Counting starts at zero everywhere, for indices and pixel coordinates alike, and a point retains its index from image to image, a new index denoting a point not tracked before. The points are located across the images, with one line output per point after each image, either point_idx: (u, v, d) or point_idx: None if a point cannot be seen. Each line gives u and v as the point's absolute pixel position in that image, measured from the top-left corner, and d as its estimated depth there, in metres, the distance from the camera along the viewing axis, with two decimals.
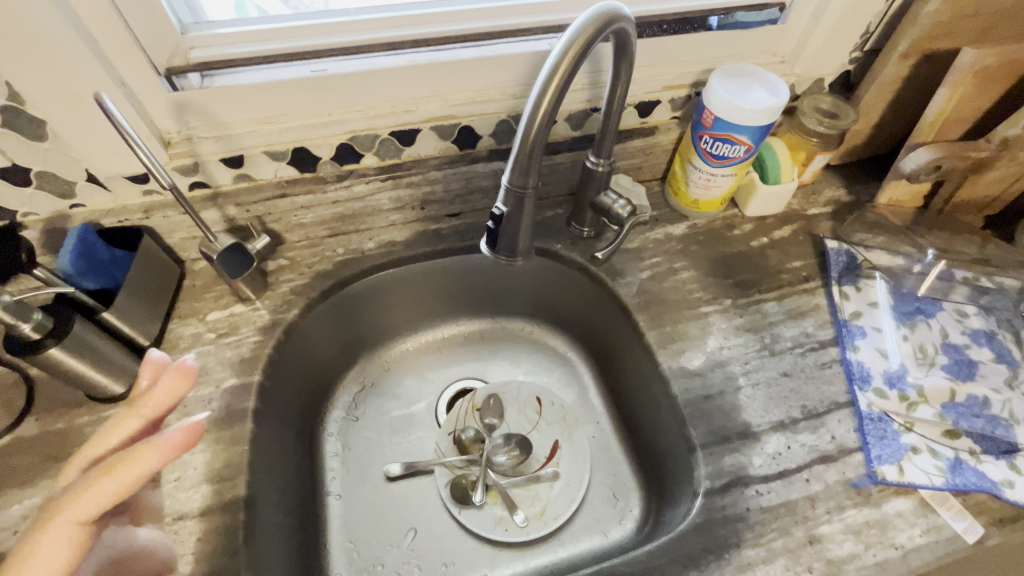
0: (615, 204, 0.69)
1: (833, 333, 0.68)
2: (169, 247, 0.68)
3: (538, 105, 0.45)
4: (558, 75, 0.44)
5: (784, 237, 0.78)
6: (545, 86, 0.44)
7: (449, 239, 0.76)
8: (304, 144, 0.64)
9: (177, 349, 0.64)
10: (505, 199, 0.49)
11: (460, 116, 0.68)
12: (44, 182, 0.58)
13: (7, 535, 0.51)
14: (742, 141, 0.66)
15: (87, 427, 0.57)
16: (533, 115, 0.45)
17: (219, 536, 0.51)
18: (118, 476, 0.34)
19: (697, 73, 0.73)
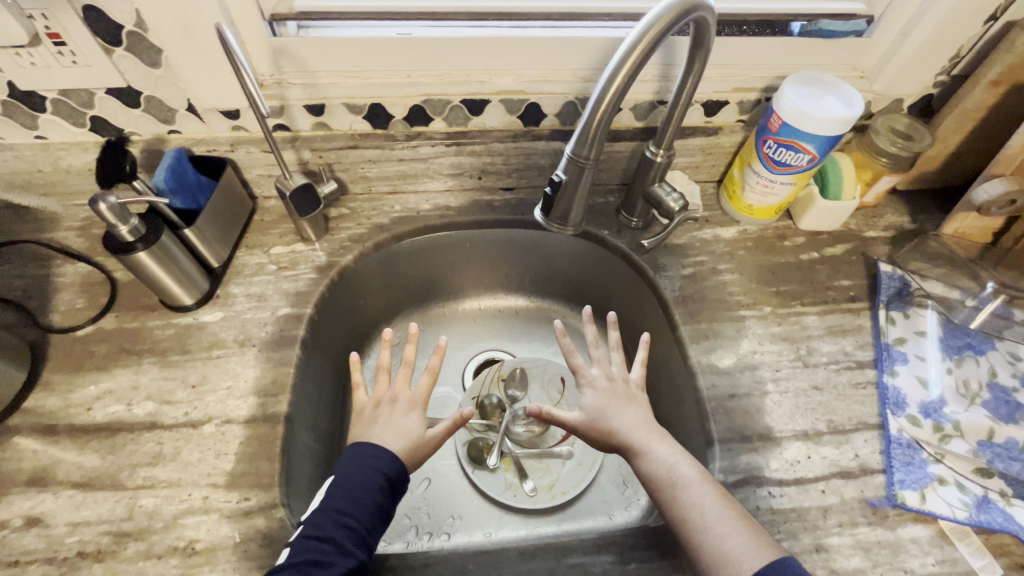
0: (668, 196, 0.70)
1: (873, 355, 0.67)
2: (247, 182, 0.74)
3: (611, 81, 0.46)
4: (635, 54, 0.46)
5: (836, 254, 0.77)
6: (620, 64, 0.46)
7: (501, 211, 0.79)
8: (380, 101, 0.68)
9: (242, 275, 0.69)
10: (566, 167, 0.51)
11: (529, 93, 0.70)
12: (152, 106, 0.64)
13: (81, 410, 0.57)
14: (808, 150, 0.66)
15: (158, 330, 0.63)
16: (605, 91, 0.47)
17: (260, 442, 0.56)
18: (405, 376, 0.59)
19: (771, 78, 0.72)
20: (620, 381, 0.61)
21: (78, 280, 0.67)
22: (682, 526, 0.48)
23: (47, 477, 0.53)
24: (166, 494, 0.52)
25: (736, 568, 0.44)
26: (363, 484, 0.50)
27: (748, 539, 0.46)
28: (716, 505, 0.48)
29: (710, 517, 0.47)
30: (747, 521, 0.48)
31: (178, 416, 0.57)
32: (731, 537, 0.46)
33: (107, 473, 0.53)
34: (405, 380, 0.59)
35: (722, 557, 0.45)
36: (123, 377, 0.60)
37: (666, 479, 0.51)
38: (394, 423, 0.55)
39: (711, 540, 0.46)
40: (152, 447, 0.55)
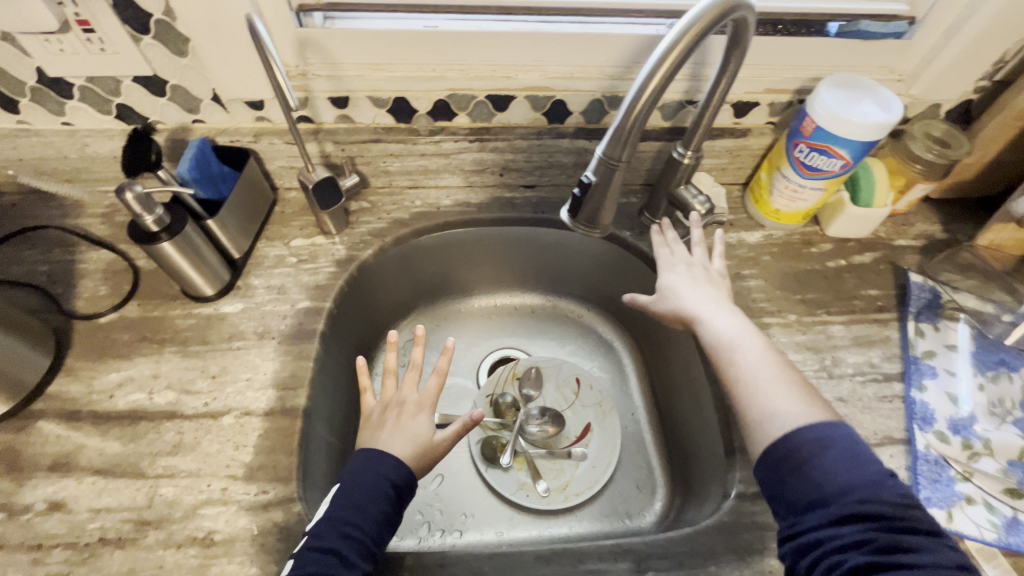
0: (694, 200, 0.69)
1: (900, 368, 0.65)
2: (268, 173, 0.74)
3: (649, 81, 0.45)
4: (675, 53, 0.44)
5: (864, 263, 0.75)
6: (659, 63, 0.45)
7: (522, 209, 0.78)
8: (405, 95, 0.67)
9: (262, 266, 0.69)
10: (596, 168, 0.50)
11: (555, 90, 0.69)
12: (178, 95, 0.64)
13: (103, 397, 0.58)
14: (841, 155, 0.64)
15: (179, 319, 0.64)
16: (643, 91, 0.45)
17: (278, 435, 0.56)
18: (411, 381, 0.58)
19: (804, 80, 0.70)
20: (699, 266, 0.62)
21: (101, 268, 0.67)
22: (732, 381, 0.50)
23: (70, 462, 0.53)
24: (186, 483, 0.53)
25: (776, 422, 0.45)
26: (370, 491, 0.49)
27: (796, 405, 0.45)
28: (771, 372, 0.48)
29: (762, 379, 0.48)
30: (804, 392, 0.47)
31: (198, 406, 0.58)
32: (782, 401, 0.46)
33: (127, 461, 0.54)
34: (413, 382, 0.58)
35: (762, 414, 0.46)
36: (145, 365, 0.60)
37: (725, 342, 0.52)
38: (401, 427, 0.54)
39: (755, 398, 0.47)
40: (172, 437, 0.55)
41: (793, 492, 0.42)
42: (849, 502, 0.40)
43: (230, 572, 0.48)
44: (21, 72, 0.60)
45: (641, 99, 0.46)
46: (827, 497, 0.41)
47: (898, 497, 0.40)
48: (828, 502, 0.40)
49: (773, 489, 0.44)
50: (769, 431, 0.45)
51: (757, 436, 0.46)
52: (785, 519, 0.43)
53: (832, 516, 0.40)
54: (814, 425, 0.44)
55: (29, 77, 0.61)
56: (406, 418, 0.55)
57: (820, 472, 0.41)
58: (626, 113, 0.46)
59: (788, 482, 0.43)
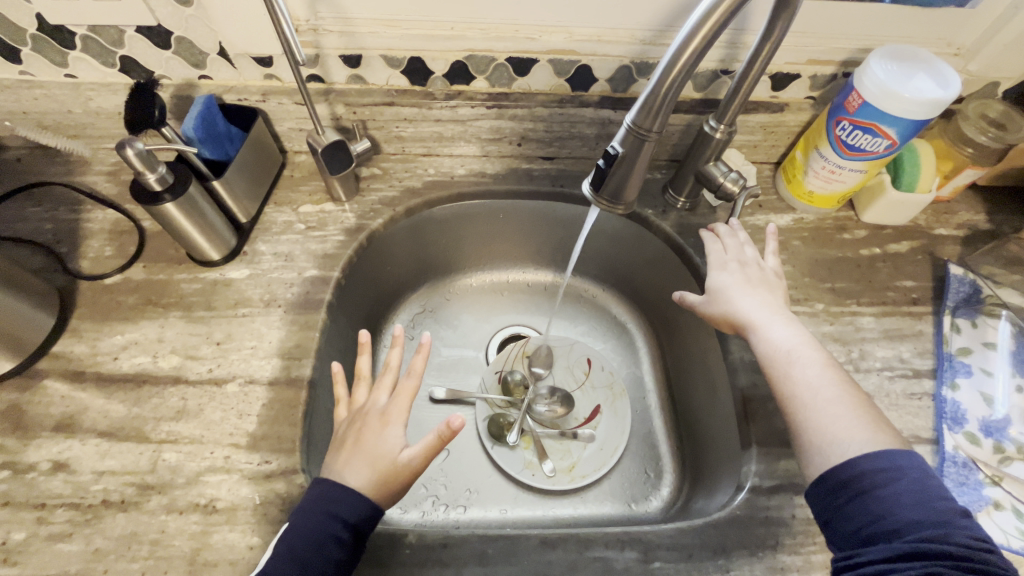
0: (725, 177, 0.64)
1: (932, 364, 0.62)
2: (277, 135, 0.71)
3: (686, 45, 0.41)
4: (716, 15, 0.40)
5: (900, 252, 0.71)
6: (698, 25, 0.40)
7: (539, 181, 0.75)
8: (420, 54, 0.63)
9: (269, 232, 0.67)
10: (623, 138, 0.45)
11: (581, 54, 0.64)
12: (183, 47, 0.61)
13: (107, 359, 0.57)
14: (888, 135, 0.59)
15: (184, 283, 0.62)
16: (679, 56, 0.41)
17: (282, 406, 0.55)
18: (384, 389, 0.52)
19: (852, 51, 0.65)
20: (753, 266, 0.59)
21: (107, 227, 0.66)
22: (787, 399, 0.47)
23: (74, 424, 0.53)
24: (188, 450, 0.52)
25: (837, 448, 0.43)
26: (316, 539, 0.43)
27: (861, 428, 0.43)
28: (833, 392, 0.46)
29: (821, 399, 0.45)
30: (869, 414, 0.44)
31: (202, 372, 0.57)
32: (847, 424, 0.44)
33: (131, 425, 0.53)
34: (386, 388, 0.52)
35: (821, 436, 0.44)
36: (149, 328, 0.59)
37: (782, 354, 0.50)
38: (364, 443, 0.48)
39: (815, 418, 0.45)
40: (176, 402, 0.55)
41: (849, 521, 0.40)
42: (914, 540, 0.37)
43: (231, 540, 0.48)
44: (20, 18, 0.57)
45: (678, 64, 0.41)
46: (890, 532, 0.38)
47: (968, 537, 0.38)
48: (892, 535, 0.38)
49: (827, 516, 0.42)
50: (828, 456, 0.43)
51: (815, 461, 0.43)
52: (841, 549, 0.41)
53: (894, 552, 0.37)
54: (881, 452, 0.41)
55: (30, 24, 0.58)
56: (371, 431, 0.49)
57: (882, 504, 0.39)
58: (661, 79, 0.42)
59: (846, 509, 0.40)
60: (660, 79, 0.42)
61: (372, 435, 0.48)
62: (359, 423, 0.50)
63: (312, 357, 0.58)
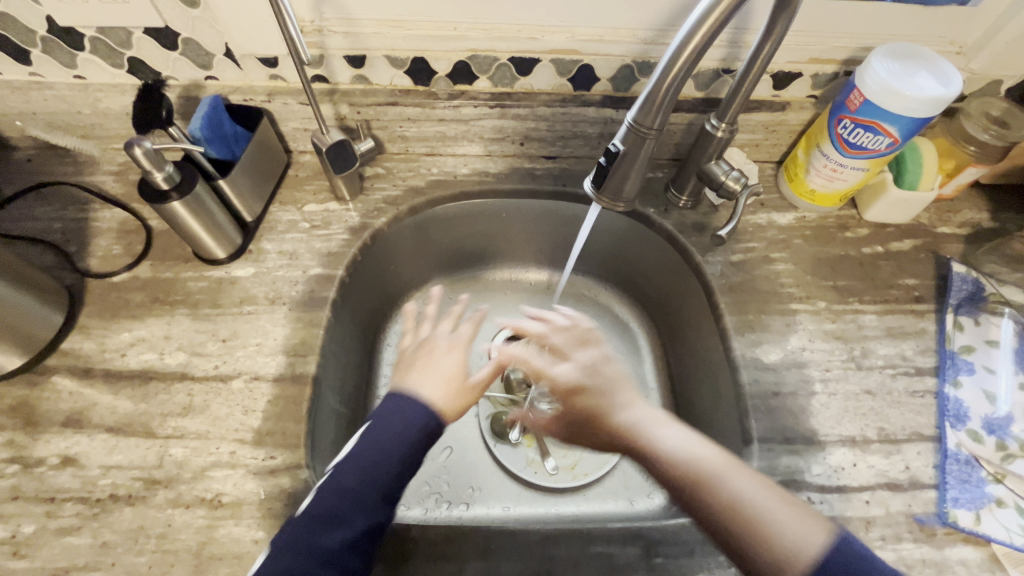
0: (726, 175, 0.64)
1: (934, 362, 0.62)
2: (282, 135, 0.72)
3: (688, 42, 0.41)
4: (718, 12, 0.40)
5: (902, 250, 0.71)
6: (698, 24, 0.40)
7: (542, 180, 0.75)
8: (424, 55, 0.64)
9: (274, 231, 0.68)
10: (625, 136, 0.45)
11: (583, 53, 0.65)
12: (190, 49, 0.62)
13: (115, 355, 0.58)
14: (889, 132, 0.59)
15: (190, 281, 0.63)
16: (680, 53, 0.41)
17: (287, 402, 0.55)
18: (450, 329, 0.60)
19: (853, 49, 0.65)
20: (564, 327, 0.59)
21: (115, 226, 0.67)
22: (744, 534, 0.40)
23: (82, 419, 0.54)
24: (195, 445, 0.53)
25: (809, 561, 0.37)
26: (354, 492, 0.44)
27: (761, 493, 0.42)
28: (755, 485, 0.42)
29: (747, 497, 0.41)
30: (764, 484, 0.42)
31: (208, 369, 0.57)
32: (766, 503, 0.41)
33: (138, 420, 0.54)
34: (450, 328, 0.60)
35: (744, 523, 0.40)
36: (156, 326, 0.60)
37: (692, 469, 0.43)
38: (436, 365, 0.55)
39: (778, 540, 0.38)
40: (182, 398, 0.55)
41: None
42: None
43: (236, 534, 0.48)
44: (31, 20, 0.58)
45: (680, 61, 0.42)
46: None
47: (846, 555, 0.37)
48: (801, 574, 0.37)
49: None
50: (805, 573, 0.37)
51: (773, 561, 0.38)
52: None
53: None
54: (770, 493, 0.41)
55: (40, 27, 0.59)
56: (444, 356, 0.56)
57: None
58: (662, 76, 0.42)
59: None
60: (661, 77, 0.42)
61: (446, 359, 0.56)
62: (429, 350, 0.57)
63: (316, 354, 0.59)
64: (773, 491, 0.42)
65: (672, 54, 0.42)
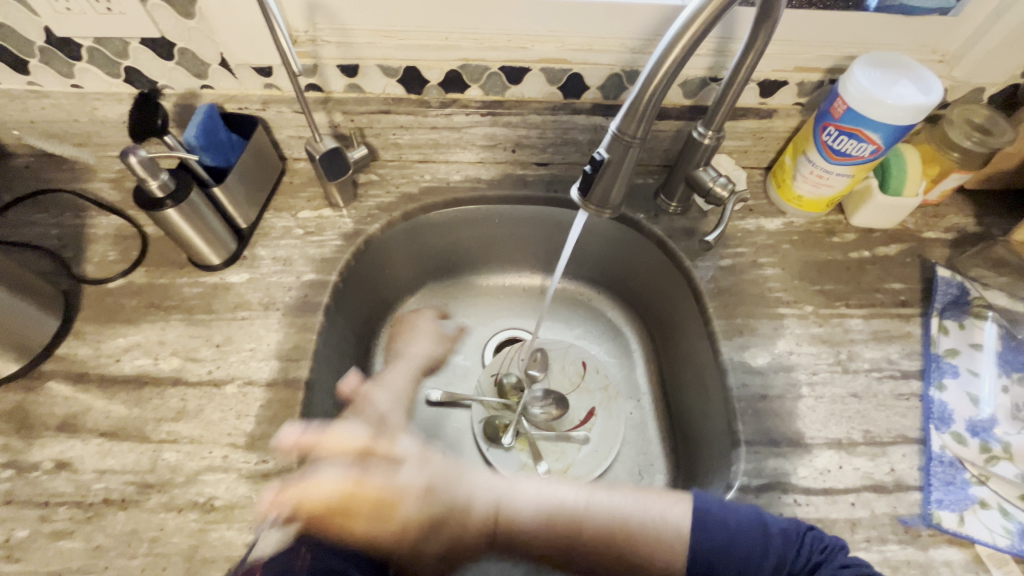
0: (714, 182, 0.65)
1: (919, 365, 0.63)
2: (277, 143, 0.73)
3: (668, 53, 0.42)
4: (698, 23, 0.41)
5: (889, 255, 0.72)
6: (678, 36, 0.41)
7: (534, 186, 0.76)
8: (416, 64, 0.65)
9: (269, 237, 0.69)
10: (610, 144, 0.46)
11: (572, 62, 0.66)
12: (185, 58, 0.63)
13: (110, 361, 0.58)
14: (872, 139, 0.60)
15: (185, 287, 0.64)
16: (661, 63, 0.42)
17: (279, 406, 0.56)
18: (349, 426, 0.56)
19: (837, 58, 0.66)
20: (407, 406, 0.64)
21: (111, 233, 0.67)
22: (631, 540, 0.50)
23: (77, 424, 0.54)
24: (188, 450, 0.53)
25: (676, 534, 0.49)
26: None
27: (626, 498, 0.52)
28: (574, 491, 0.53)
29: (617, 508, 0.52)
30: (625, 488, 0.54)
31: (202, 374, 0.58)
32: (614, 506, 0.52)
33: (132, 425, 0.54)
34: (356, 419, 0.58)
35: (627, 535, 0.50)
36: (151, 331, 0.60)
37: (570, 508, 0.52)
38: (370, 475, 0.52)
39: (655, 537, 0.49)
40: (175, 403, 0.56)
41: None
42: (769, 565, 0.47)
43: (228, 537, 0.49)
44: (29, 31, 0.59)
45: (661, 71, 0.43)
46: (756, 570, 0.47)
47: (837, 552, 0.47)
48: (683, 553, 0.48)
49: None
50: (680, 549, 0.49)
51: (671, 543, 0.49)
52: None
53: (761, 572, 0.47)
54: (623, 496, 0.52)
55: (38, 37, 0.60)
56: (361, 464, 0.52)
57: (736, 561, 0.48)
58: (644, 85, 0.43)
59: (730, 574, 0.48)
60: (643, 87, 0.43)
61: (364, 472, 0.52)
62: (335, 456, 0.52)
63: (309, 359, 0.59)
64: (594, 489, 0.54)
65: (654, 65, 0.43)
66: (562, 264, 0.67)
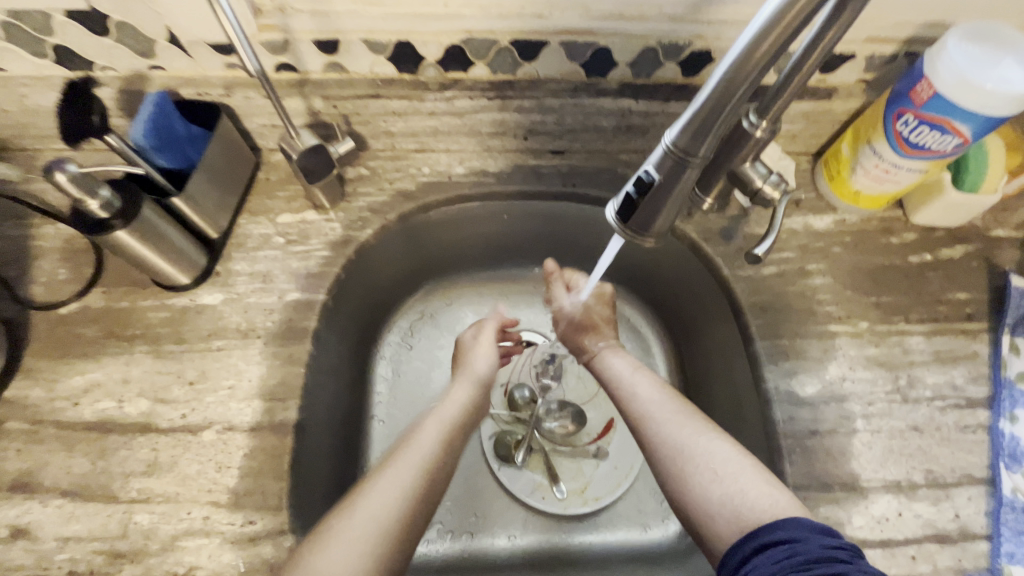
0: (764, 181, 0.55)
1: (986, 392, 0.56)
2: (247, 132, 0.62)
3: (754, 51, 0.31)
4: (791, 15, 0.30)
5: (953, 259, 0.63)
6: (781, 13, 0.30)
7: (549, 179, 0.65)
8: (409, 38, 0.54)
9: (244, 249, 0.59)
10: (659, 161, 0.36)
11: (599, 34, 0.55)
12: (125, 34, 0.51)
13: (67, 405, 0.50)
14: (960, 132, 0.50)
15: (149, 312, 0.55)
16: (744, 67, 0.32)
17: (266, 456, 0.49)
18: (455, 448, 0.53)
19: (919, 27, 0.55)
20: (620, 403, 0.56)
21: (59, 246, 0.58)
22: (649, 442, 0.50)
23: (33, 482, 0.47)
24: (163, 510, 0.47)
25: (695, 463, 0.46)
26: None
27: (688, 423, 0.49)
28: (672, 411, 0.51)
29: (670, 420, 0.50)
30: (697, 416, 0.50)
31: (174, 419, 0.50)
32: (667, 414, 0.50)
33: (97, 482, 0.47)
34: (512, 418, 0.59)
35: (682, 495, 0.45)
36: (112, 367, 0.52)
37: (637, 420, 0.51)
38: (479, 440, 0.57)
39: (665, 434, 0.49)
40: (146, 454, 0.49)
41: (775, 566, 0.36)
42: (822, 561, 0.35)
43: None
44: None
45: (743, 75, 0.32)
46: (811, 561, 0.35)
47: (829, 567, 0.35)
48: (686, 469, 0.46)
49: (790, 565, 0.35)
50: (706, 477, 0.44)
51: (722, 524, 0.42)
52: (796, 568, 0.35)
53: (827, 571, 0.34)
54: (681, 420, 0.49)
55: None
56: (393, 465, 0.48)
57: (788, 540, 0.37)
58: (717, 95, 0.33)
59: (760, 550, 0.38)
60: (716, 95, 0.33)
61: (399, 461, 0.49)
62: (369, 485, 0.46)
63: (297, 398, 0.52)
64: (716, 438, 0.47)
65: (730, 68, 0.32)
66: (592, 278, 0.59)
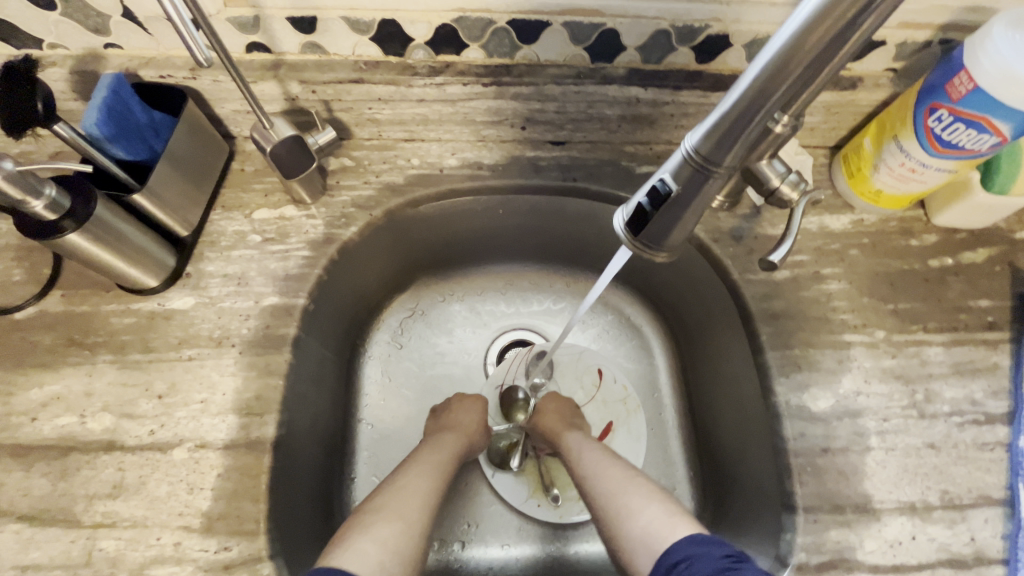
0: (781, 179, 0.49)
1: (1007, 407, 0.53)
2: (218, 118, 0.56)
3: (796, 50, 0.28)
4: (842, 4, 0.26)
5: (976, 263, 0.59)
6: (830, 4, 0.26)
7: (547, 173, 0.59)
8: (396, 16, 0.48)
9: (217, 248, 0.54)
10: (678, 169, 0.32)
11: (606, 15, 0.49)
12: (73, 9, 0.45)
13: (24, 420, 0.47)
14: (999, 131, 0.46)
15: (113, 318, 0.51)
16: (784, 68, 0.28)
17: (242, 476, 0.46)
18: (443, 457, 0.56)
19: (956, 12, 0.50)
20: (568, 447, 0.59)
21: (14, 244, 0.53)
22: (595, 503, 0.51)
23: None
24: (130, 536, 0.43)
25: (629, 520, 0.47)
26: None
27: (627, 486, 0.50)
28: (614, 476, 0.52)
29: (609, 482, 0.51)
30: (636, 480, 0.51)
31: (142, 436, 0.47)
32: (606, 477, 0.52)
33: (58, 505, 0.44)
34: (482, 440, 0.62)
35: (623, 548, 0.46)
36: (74, 379, 0.48)
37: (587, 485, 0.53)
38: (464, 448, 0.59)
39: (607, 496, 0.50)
40: (111, 475, 0.45)
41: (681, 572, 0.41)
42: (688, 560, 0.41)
43: None
44: None
45: (782, 78, 0.29)
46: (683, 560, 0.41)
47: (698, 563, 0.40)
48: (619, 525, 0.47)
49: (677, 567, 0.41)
50: (635, 530, 0.46)
51: (639, 560, 0.45)
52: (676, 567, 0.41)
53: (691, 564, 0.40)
54: (616, 480, 0.51)
55: None
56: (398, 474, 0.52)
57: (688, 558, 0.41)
58: (751, 99, 0.29)
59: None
60: (749, 98, 0.29)
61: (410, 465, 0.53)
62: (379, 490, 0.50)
63: (275, 412, 0.48)
64: (654, 498, 0.48)
65: (768, 67, 0.29)
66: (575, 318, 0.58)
